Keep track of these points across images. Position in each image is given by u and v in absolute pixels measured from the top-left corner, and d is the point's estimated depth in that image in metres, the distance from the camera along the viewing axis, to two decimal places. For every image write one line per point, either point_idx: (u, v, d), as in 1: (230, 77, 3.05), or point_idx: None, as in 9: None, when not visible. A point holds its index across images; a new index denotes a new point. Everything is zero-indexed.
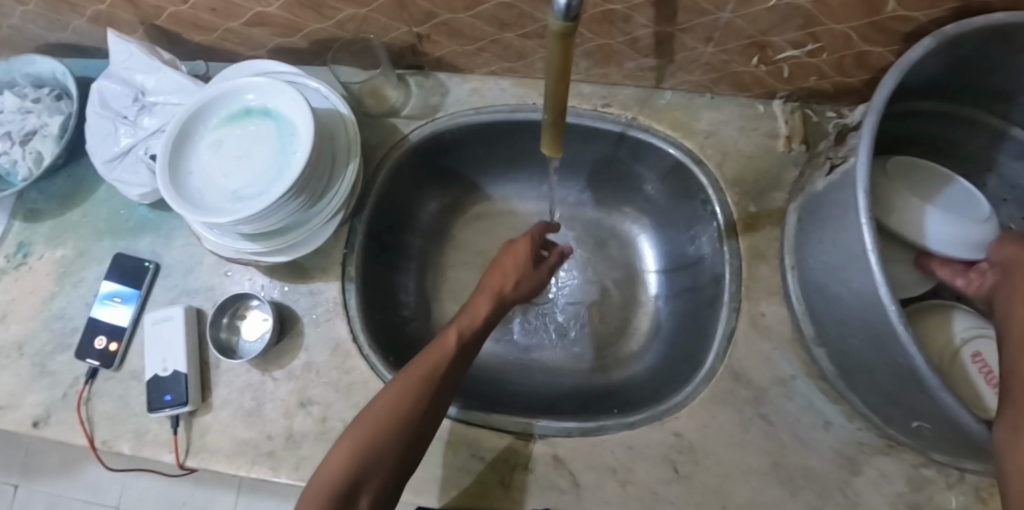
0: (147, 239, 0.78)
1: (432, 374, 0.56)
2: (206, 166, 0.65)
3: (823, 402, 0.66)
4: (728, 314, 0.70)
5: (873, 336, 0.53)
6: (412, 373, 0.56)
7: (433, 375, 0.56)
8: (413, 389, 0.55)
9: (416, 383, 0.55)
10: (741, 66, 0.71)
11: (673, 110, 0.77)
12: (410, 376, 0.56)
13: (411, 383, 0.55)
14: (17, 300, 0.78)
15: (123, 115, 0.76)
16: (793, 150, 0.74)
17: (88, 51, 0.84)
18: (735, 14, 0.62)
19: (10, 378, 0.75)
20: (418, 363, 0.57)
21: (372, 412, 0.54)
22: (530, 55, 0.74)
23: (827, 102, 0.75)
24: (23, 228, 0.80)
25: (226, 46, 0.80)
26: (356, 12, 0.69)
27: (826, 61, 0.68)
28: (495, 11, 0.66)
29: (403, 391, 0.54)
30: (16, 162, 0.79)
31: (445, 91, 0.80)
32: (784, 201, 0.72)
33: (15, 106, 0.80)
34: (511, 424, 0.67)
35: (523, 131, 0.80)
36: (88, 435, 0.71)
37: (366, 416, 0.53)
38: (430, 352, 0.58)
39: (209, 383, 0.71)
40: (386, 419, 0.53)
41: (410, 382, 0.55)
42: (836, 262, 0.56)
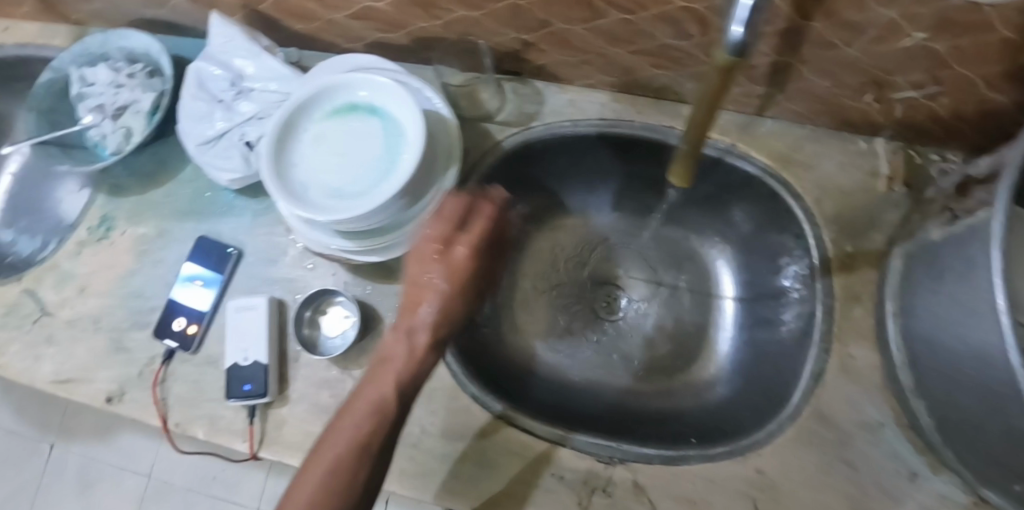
0: (231, 224, 0.78)
1: (381, 406, 0.54)
2: (309, 163, 0.65)
3: (911, 453, 0.64)
4: (818, 355, 0.68)
5: (991, 400, 0.51)
6: (360, 404, 0.54)
7: (382, 406, 0.54)
8: (340, 462, 0.51)
9: (363, 416, 0.53)
10: (852, 102, 0.70)
11: (772, 138, 0.77)
12: (350, 414, 0.54)
13: (358, 416, 0.53)
14: (96, 273, 0.79)
15: (219, 99, 0.75)
16: (895, 191, 0.72)
17: (182, 29, 0.84)
18: (861, 51, 0.61)
19: (85, 351, 0.75)
20: (361, 394, 0.55)
21: (324, 453, 0.52)
22: (636, 72, 0.73)
23: (932, 144, 0.72)
24: (107, 202, 0.81)
25: (322, 36, 0.79)
26: (466, 14, 0.68)
27: (945, 105, 0.65)
28: (612, 26, 0.66)
29: (349, 429, 0.53)
30: (106, 135, 0.80)
31: (541, 100, 0.79)
32: (882, 243, 0.71)
33: (108, 80, 0.80)
34: (593, 447, 0.67)
35: (614, 148, 0.79)
36: (162, 416, 0.71)
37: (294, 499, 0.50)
38: (373, 379, 0.56)
39: (286, 376, 0.71)
40: (342, 452, 0.51)
41: (353, 420, 0.53)
42: (955, 316, 0.54)
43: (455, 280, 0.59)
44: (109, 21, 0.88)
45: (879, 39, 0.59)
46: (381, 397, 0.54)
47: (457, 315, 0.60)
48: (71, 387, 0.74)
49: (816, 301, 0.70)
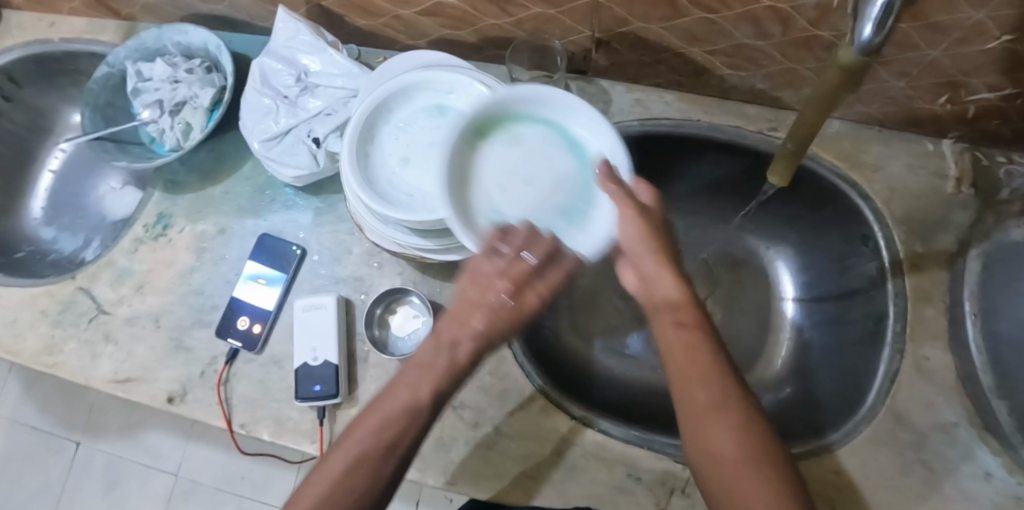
0: (293, 222, 0.76)
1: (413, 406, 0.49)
2: (392, 161, 0.65)
3: (987, 454, 0.64)
4: (890, 355, 0.69)
5: None
6: (395, 390, 0.50)
7: (414, 404, 0.49)
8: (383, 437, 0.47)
9: (390, 416, 0.48)
10: (924, 103, 0.70)
11: (841, 141, 0.76)
12: (378, 412, 0.48)
13: (385, 418, 0.48)
14: (155, 271, 0.77)
15: (284, 95, 0.74)
16: (962, 192, 0.73)
17: (240, 24, 0.83)
18: (943, 53, 0.62)
19: (144, 350, 0.74)
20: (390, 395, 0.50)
21: (352, 439, 0.47)
22: (707, 71, 0.73)
23: (999, 146, 0.72)
24: (162, 200, 0.80)
25: (387, 33, 0.78)
26: (543, 12, 0.68)
27: (1017, 107, 0.66)
28: (692, 26, 0.65)
29: (376, 425, 0.47)
30: (163, 131, 0.78)
31: (608, 98, 0.79)
32: (951, 245, 0.71)
33: (165, 75, 0.79)
34: (672, 448, 0.66)
35: (681, 147, 0.78)
36: (226, 416, 0.70)
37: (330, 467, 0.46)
38: (409, 374, 0.50)
39: (355, 377, 0.70)
40: (364, 450, 0.46)
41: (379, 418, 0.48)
42: None
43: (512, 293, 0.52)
44: (161, 15, 0.86)
45: (965, 41, 0.59)
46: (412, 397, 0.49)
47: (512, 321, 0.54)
48: (130, 386, 0.73)
49: (887, 301, 0.70)
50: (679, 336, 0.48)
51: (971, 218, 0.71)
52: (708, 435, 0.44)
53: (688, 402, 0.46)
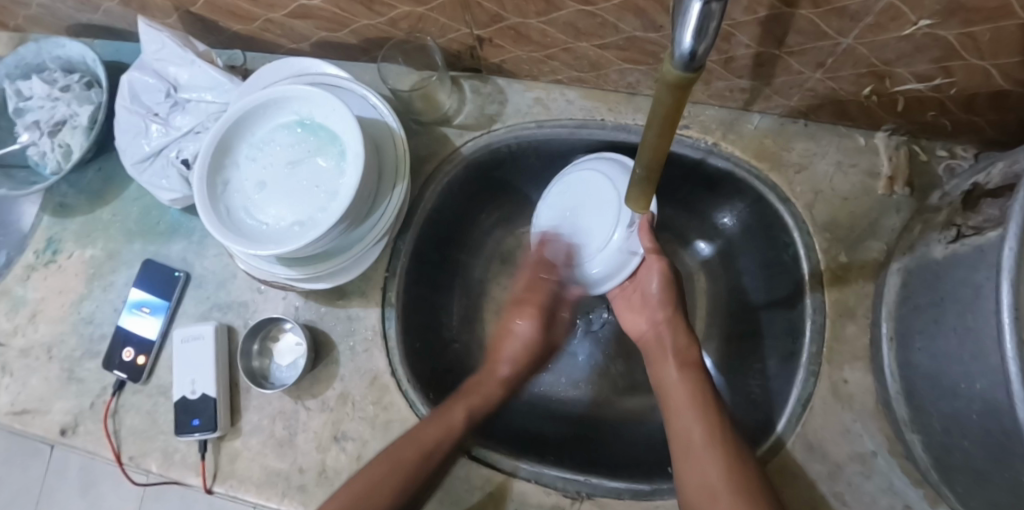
0: (179, 245, 0.73)
1: (428, 454, 0.58)
2: (247, 185, 0.60)
3: (907, 486, 0.59)
4: (805, 378, 0.63)
5: (998, 450, 0.44)
6: (421, 436, 0.59)
7: (431, 453, 0.58)
8: (397, 477, 0.56)
9: (402, 468, 0.56)
10: (849, 95, 0.62)
11: (761, 137, 0.69)
12: (387, 460, 0.57)
13: (398, 463, 0.56)
14: (47, 299, 0.75)
15: (155, 111, 0.70)
16: (896, 192, 0.64)
17: (121, 33, 0.79)
18: (858, 40, 0.52)
19: (38, 381, 0.73)
20: (401, 447, 0.58)
21: (373, 469, 0.56)
22: (605, 66, 0.65)
23: (940, 138, 0.65)
24: (52, 223, 0.78)
25: (266, 37, 0.73)
26: (411, 10, 0.61)
27: (953, 98, 0.57)
28: (572, 19, 0.57)
29: (387, 473, 0.56)
30: (45, 153, 0.75)
31: (503, 99, 0.72)
32: (881, 253, 0.63)
33: (44, 93, 0.75)
34: (560, 481, 0.63)
35: (588, 149, 0.73)
36: (114, 449, 0.68)
37: (348, 489, 0.55)
38: (423, 429, 0.59)
39: (238, 407, 0.67)
40: (375, 489, 0.54)
41: (393, 466, 0.56)
42: (958, 352, 0.47)
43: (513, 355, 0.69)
44: (46, 27, 0.82)
45: (877, 27, 0.50)
46: (424, 452, 0.58)
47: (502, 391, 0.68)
48: (25, 418, 0.72)
49: (805, 317, 0.65)
50: (678, 377, 0.59)
51: (901, 222, 0.63)
52: (701, 467, 0.53)
53: (686, 443, 0.55)
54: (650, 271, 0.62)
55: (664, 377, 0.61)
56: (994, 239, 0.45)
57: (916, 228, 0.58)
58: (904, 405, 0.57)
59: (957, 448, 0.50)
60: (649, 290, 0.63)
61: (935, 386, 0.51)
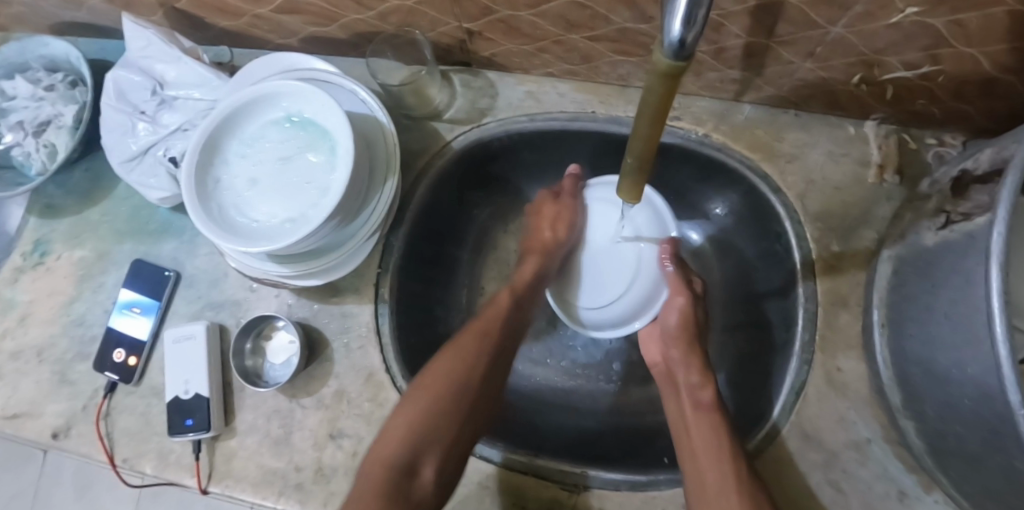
0: (169, 244, 0.73)
1: (469, 362, 0.58)
2: (237, 182, 0.60)
3: (901, 472, 0.59)
4: (800, 367, 0.63)
5: (990, 434, 0.45)
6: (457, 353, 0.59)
7: (470, 365, 0.58)
8: (448, 390, 0.56)
9: (448, 377, 0.57)
10: (839, 84, 0.62)
11: (752, 127, 0.69)
12: (433, 378, 0.57)
13: (444, 377, 0.57)
14: (36, 302, 0.74)
15: (141, 110, 0.69)
16: (886, 181, 0.65)
17: (106, 31, 0.78)
18: (847, 29, 0.52)
19: (29, 385, 0.72)
20: (443, 362, 0.59)
21: (428, 383, 0.57)
22: (596, 58, 0.65)
23: (929, 127, 0.65)
24: (40, 225, 0.77)
25: (253, 33, 0.72)
26: (400, 4, 0.61)
27: (942, 86, 0.57)
28: (562, 11, 0.57)
29: (437, 386, 0.57)
30: (30, 154, 0.74)
31: (495, 93, 0.72)
32: (873, 241, 0.64)
33: (29, 93, 0.74)
34: (558, 474, 0.63)
35: (581, 141, 0.72)
36: (108, 451, 0.68)
37: (408, 406, 0.56)
38: (461, 342, 0.60)
39: (233, 407, 0.67)
40: (428, 404, 0.56)
41: (436, 382, 0.57)
42: (950, 338, 0.48)
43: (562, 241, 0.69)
44: (29, 26, 0.81)
45: (866, 16, 0.50)
46: (461, 364, 0.58)
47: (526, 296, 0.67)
48: (16, 422, 0.71)
49: (799, 306, 0.65)
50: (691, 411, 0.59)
51: (892, 211, 0.63)
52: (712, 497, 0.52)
53: (698, 476, 0.54)
54: (671, 307, 0.66)
55: (676, 408, 0.62)
56: (983, 225, 0.45)
57: (907, 216, 0.58)
58: (897, 392, 0.57)
59: (949, 433, 0.51)
60: (668, 329, 0.66)
61: (927, 372, 0.52)
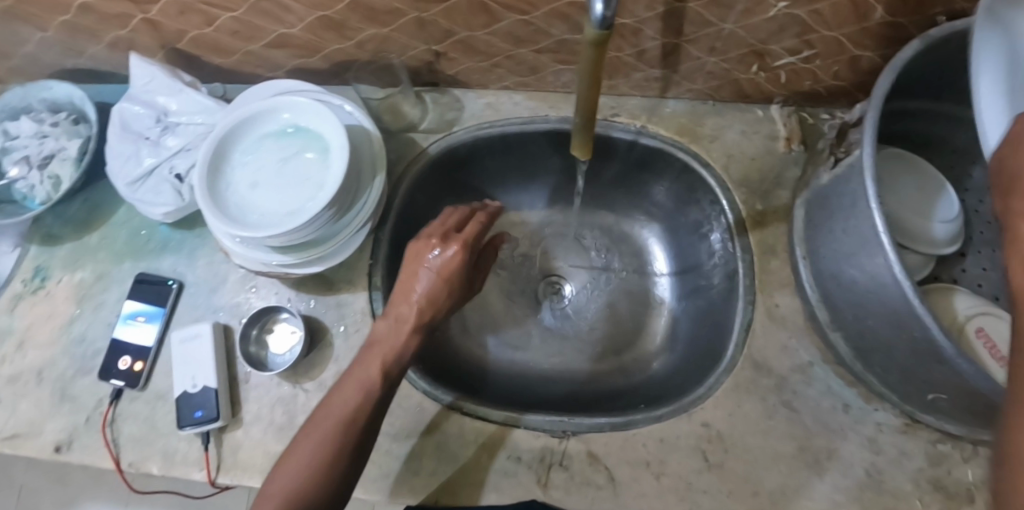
0: (170, 258, 0.78)
1: (349, 422, 0.57)
2: (244, 184, 0.68)
3: (841, 386, 0.69)
4: (744, 308, 0.73)
5: (891, 316, 0.56)
6: (349, 387, 0.58)
7: (349, 420, 0.57)
8: (330, 438, 0.56)
9: (356, 401, 0.57)
10: (742, 74, 0.76)
11: (679, 117, 0.82)
12: (303, 444, 0.56)
13: (323, 434, 0.56)
14: (37, 325, 0.78)
15: (146, 137, 0.77)
16: (793, 150, 0.78)
17: (104, 77, 0.86)
18: (737, 25, 0.67)
19: (28, 406, 0.74)
20: (320, 420, 0.57)
21: (317, 426, 0.57)
22: (544, 69, 0.78)
23: (821, 105, 0.80)
24: (40, 254, 0.81)
25: (244, 68, 0.82)
26: (377, 32, 0.73)
27: (819, 66, 0.72)
28: (513, 28, 0.70)
29: (315, 451, 0.55)
30: (34, 186, 0.80)
31: (461, 106, 0.84)
32: (789, 198, 0.76)
33: (33, 131, 0.81)
34: (547, 424, 0.69)
35: (539, 142, 0.84)
36: (114, 457, 0.70)
37: (300, 449, 0.56)
38: (338, 399, 0.58)
39: (238, 399, 0.71)
40: (315, 446, 0.55)
41: (316, 452, 0.55)
42: (849, 248, 0.60)
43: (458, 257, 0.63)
44: (27, 78, 0.89)
45: (747, 12, 0.64)
46: (339, 436, 0.56)
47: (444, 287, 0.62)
48: (17, 442, 0.72)
49: (737, 259, 0.76)
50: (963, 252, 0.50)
51: (800, 171, 0.76)
52: None
53: None
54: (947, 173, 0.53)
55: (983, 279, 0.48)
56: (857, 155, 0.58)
57: (810, 169, 0.71)
58: (824, 311, 0.68)
59: (867, 331, 0.61)
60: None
61: (842, 285, 0.63)
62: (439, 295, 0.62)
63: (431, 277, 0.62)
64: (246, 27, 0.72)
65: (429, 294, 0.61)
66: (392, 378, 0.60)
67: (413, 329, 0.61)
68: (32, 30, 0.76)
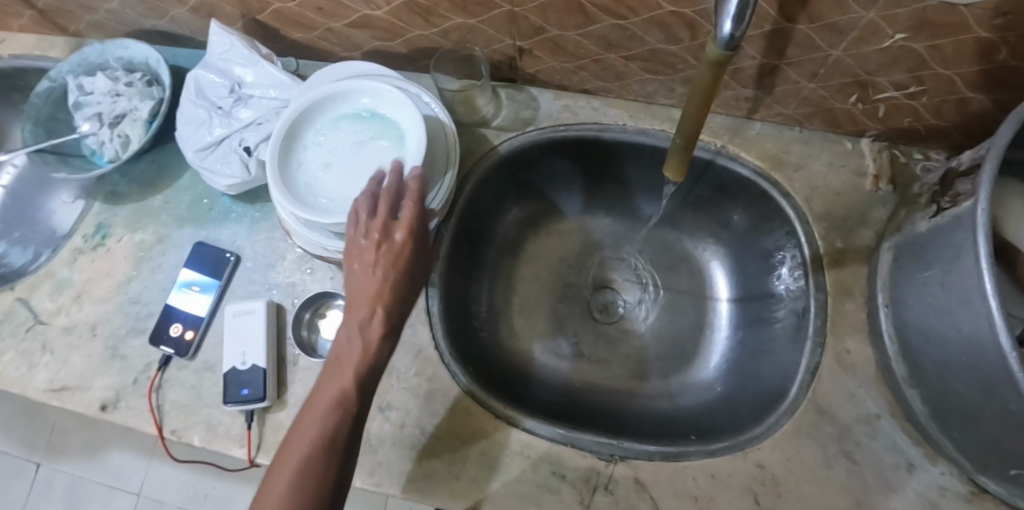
0: (229, 230, 0.78)
1: (327, 444, 0.53)
2: (315, 165, 0.67)
3: (907, 443, 0.65)
4: (812, 349, 0.70)
5: (985, 382, 0.52)
6: (317, 406, 0.55)
7: (325, 441, 0.53)
8: (310, 462, 0.52)
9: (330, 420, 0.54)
10: (838, 103, 0.72)
11: (762, 141, 0.79)
12: (276, 484, 0.52)
13: (300, 457, 0.52)
14: (94, 280, 0.78)
15: (219, 106, 0.76)
16: (881, 189, 0.74)
17: (182, 40, 0.86)
18: (845, 52, 0.63)
19: (78, 360, 0.74)
20: (294, 445, 0.54)
21: (291, 451, 0.53)
22: (628, 77, 0.75)
23: (916, 144, 0.75)
24: (102, 210, 0.81)
25: (321, 45, 0.81)
26: (464, 22, 0.70)
27: (925, 104, 0.68)
28: (606, 32, 0.67)
29: (294, 477, 0.51)
30: (103, 143, 0.81)
31: (536, 105, 0.81)
32: (872, 239, 0.72)
33: (107, 88, 0.81)
34: (594, 445, 0.67)
35: (612, 151, 0.81)
36: (157, 422, 0.70)
37: (275, 479, 0.52)
38: (308, 420, 0.55)
39: (284, 380, 0.70)
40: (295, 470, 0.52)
41: (294, 488, 0.51)
42: (944, 304, 0.56)
43: (398, 254, 0.59)
44: (106, 33, 0.89)
45: (861, 40, 0.61)
46: (314, 461, 0.52)
47: (403, 280, 0.59)
48: (65, 395, 0.73)
49: (809, 297, 0.72)
50: None
51: (888, 213, 0.72)
52: None
53: None
54: None
55: None
56: (969, 206, 0.54)
57: (902, 213, 0.67)
58: (902, 365, 0.64)
59: (952, 392, 0.57)
60: None
61: (929, 342, 0.59)
62: (395, 288, 0.58)
63: (385, 262, 0.58)
64: (332, 5, 0.71)
65: (383, 292, 0.58)
66: (364, 390, 0.57)
67: (379, 338, 0.58)
68: None
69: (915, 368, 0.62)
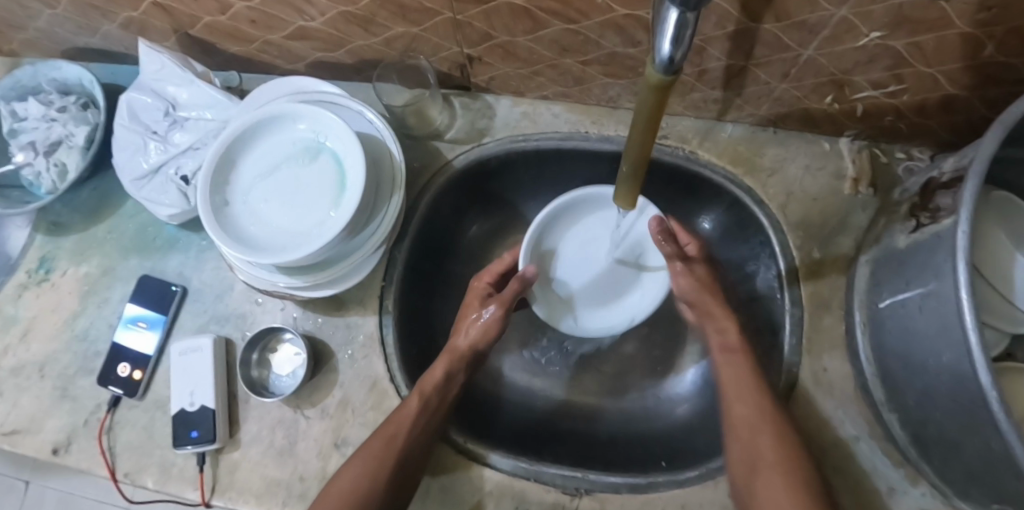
0: (175, 259, 0.74)
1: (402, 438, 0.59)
2: (252, 194, 0.63)
3: (887, 465, 0.62)
4: (788, 369, 0.66)
5: (965, 417, 0.48)
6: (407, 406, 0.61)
7: (397, 437, 0.58)
8: (385, 452, 0.57)
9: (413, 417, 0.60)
10: (814, 103, 0.67)
11: (735, 144, 0.74)
12: (353, 464, 0.57)
13: (379, 447, 0.58)
14: (40, 317, 0.75)
15: (153, 130, 0.72)
16: (861, 193, 0.69)
17: (118, 57, 0.81)
18: (818, 51, 0.57)
19: (28, 401, 0.72)
20: (374, 439, 0.59)
21: (374, 437, 0.59)
22: (588, 81, 0.70)
23: (899, 143, 0.70)
24: (46, 242, 0.78)
25: (262, 58, 0.76)
26: (406, 31, 0.65)
27: (906, 102, 0.62)
28: (557, 36, 0.62)
29: (371, 463, 0.56)
30: (40, 173, 0.76)
31: (493, 114, 0.76)
32: (850, 248, 0.68)
33: (40, 114, 0.77)
34: (559, 479, 0.64)
35: (577, 159, 0.76)
36: (109, 465, 0.68)
37: (355, 461, 0.57)
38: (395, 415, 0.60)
39: (237, 419, 0.68)
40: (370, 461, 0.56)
41: (365, 476, 0.55)
42: (923, 329, 0.52)
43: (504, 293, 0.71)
44: (41, 52, 0.84)
45: (834, 39, 0.55)
46: (391, 453, 0.57)
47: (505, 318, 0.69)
48: (15, 439, 0.70)
49: (785, 312, 0.68)
50: None
51: (868, 219, 0.68)
52: None
53: None
54: None
55: None
56: (949, 225, 0.49)
57: (881, 222, 0.62)
58: (881, 387, 0.60)
59: (930, 420, 0.54)
60: None
61: (908, 367, 0.55)
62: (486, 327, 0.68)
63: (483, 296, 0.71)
64: (263, 17, 0.66)
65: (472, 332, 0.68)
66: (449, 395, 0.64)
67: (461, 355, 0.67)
68: (43, 5, 0.71)
69: (891, 390, 0.59)
